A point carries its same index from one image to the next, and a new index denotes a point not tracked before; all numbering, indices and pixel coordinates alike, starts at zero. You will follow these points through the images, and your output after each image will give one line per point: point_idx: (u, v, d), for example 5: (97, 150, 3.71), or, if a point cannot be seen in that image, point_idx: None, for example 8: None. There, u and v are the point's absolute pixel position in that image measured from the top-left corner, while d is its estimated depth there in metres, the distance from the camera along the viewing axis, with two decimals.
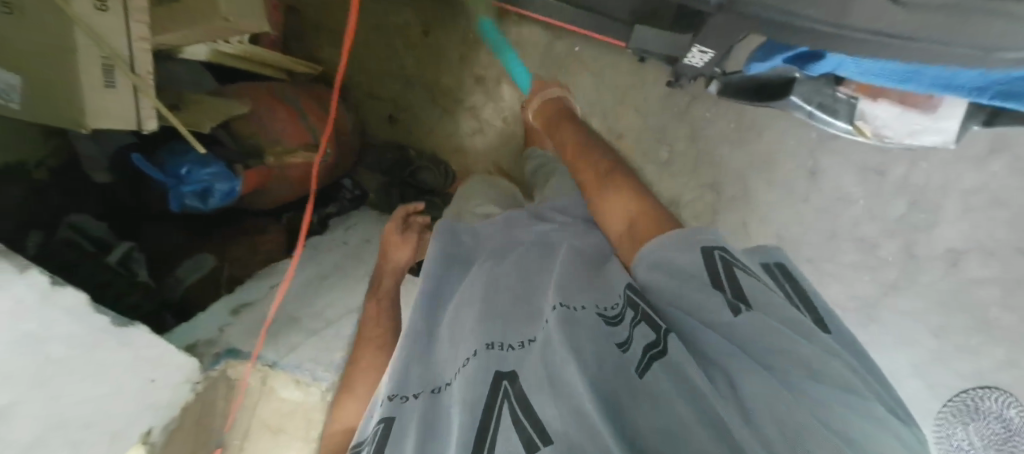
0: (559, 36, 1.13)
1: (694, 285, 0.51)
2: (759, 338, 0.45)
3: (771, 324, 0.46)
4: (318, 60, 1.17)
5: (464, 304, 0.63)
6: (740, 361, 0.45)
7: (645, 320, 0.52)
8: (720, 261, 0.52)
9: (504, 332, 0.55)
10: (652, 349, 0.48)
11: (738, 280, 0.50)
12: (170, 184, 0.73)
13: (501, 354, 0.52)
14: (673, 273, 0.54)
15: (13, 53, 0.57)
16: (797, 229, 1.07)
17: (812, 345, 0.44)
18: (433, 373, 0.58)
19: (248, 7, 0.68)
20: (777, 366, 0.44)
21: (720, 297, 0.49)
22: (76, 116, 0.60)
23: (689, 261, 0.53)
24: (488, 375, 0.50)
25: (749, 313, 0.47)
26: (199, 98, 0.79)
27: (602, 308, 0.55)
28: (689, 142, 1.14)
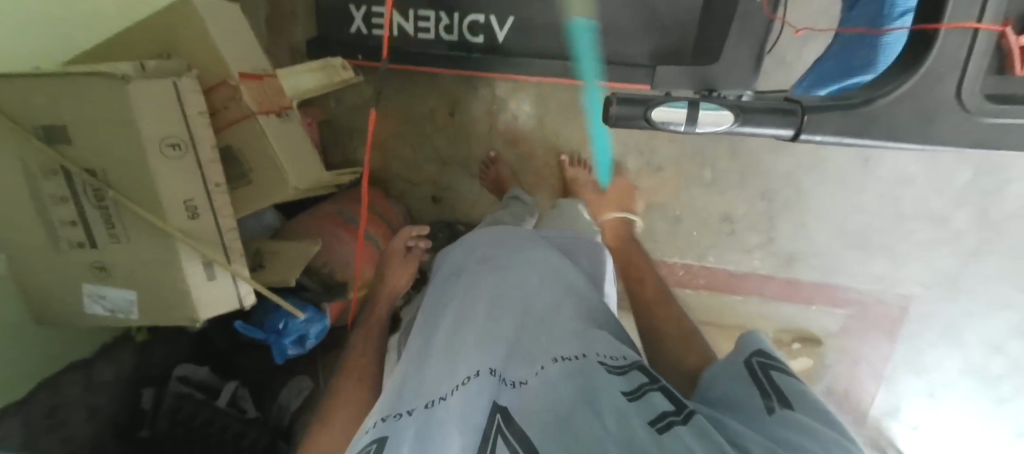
0: (580, 87, 1.12)
1: (735, 394, 0.45)
2: (778, 430, 0.38)
3: (802, 420, 0.39)
4: (356, 161, 1.20)
5: (463, 325, 0.59)
6: (756, 439, 0.37)
7: (662, 390, 0.43)
8: (755, 371, 0.47)
9: (506, 364, 0.52)
10: (671, 414, 0.39)
11: (778, 384, 0.44)
12: (272, 339, 0.80)
13: (499, 386, 0.48)
14: (724, 390, 0.47)
15: (125, 273, 0.63)
16: (857, 220, 1.12)
17: (840, 442, 0.36)
18: (423, 385, 0.53)
19: (309, 165, 0.72)
20: (794, 443, 0.36)
21: (759, 398, 0.43)
22: (186, 312, 0.65)
23: (729, 374, 0.48)
24: (485, 406, 0.45)
25: (787, 411, 0.40)
26: (276, 248, 0.83)
27: (603, 357, 0.49)
28: (731, 159, 1.12)
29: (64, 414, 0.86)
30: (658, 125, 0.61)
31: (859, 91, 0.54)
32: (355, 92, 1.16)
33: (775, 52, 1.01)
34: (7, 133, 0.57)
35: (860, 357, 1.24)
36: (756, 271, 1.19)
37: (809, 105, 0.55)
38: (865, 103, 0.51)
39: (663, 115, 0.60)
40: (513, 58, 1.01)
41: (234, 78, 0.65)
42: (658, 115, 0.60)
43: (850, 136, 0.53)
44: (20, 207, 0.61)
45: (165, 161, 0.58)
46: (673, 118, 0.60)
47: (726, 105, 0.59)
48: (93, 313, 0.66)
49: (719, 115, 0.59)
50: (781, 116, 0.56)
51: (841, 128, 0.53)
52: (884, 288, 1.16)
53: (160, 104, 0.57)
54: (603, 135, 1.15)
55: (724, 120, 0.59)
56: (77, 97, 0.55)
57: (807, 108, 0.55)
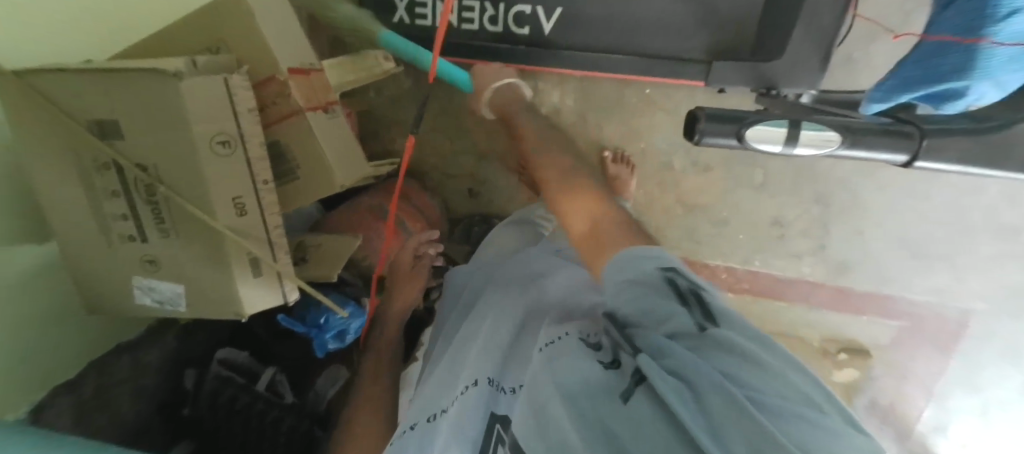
0: (627, 82, 1.07)
1: (658, 306, 0.44)
2: (714, 352, 0.39)
3: (734, 339, 0.39)
4: (393, 152, 1.19)
5: (465, 339, 0.63)
6: (694, 361, 0.39)
7: (628, 345, 0.45)
8: (675, 285, 0.46)
9: (502, 366, 0.55)
10: (632, 378, 0.42)
11: (705, 301, 0.44)
12: (313, 334, 0.80)
13: (495, 394, 0.51)
14: (641, 301, 0.45)
15: (174, 267, 0.63)
16: (920, 230, 1.06)
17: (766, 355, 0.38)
18: (431, 399, 0.57)
19: (354, 163, 0.71)
20: (736, 372, 0.37)
21: (687, 314, 0.43)
22: (233, 308, 0.64)
23: (646, 284, 0.46)
24: (481, 418, 0.49)
25: (717, 329, 0.41)
26: (319, 242, 0.83)
27: (583, 336, 0.52)
28: (785, 161, 1.06)
29: (110, 394, 0.89)
30: (752, 144, 0.56)
31: (998, 111, 0.51)
32: (395, 82, 1.14)
33: (843, 49, 0.95)
34: (62, 125, 0.57)
35: (910, 372, 1.18)
36: (805, 279, 1.13)
37: (927, 129, 0.53)
38: (1008, 127, 0.50)
39: (759, 134, 0.55)
40: (563, 52, 0.97)
41: (282, 74, 0.63)
42: (754, 133, 0.55)
43: (974, 166, 0.52)
44: (74, 199, 0.61)
45: (216, 159, 0.57)
46: (767, 138, 0.55)
47: (834, 125, 0.55)
48: (142, 304, 0.67)
49: (822, 135, 0.55)
50: (892, 138, 0.53)
51: (965, 155, 0.52)
52: (944, 301, 1.10)
53: (212, 101, 0.55)
54: (649, 132, 1.10)
55: (828, 141, 0.55)
56: (131, 93, 0.54)
57: (928, 131, 0.53)
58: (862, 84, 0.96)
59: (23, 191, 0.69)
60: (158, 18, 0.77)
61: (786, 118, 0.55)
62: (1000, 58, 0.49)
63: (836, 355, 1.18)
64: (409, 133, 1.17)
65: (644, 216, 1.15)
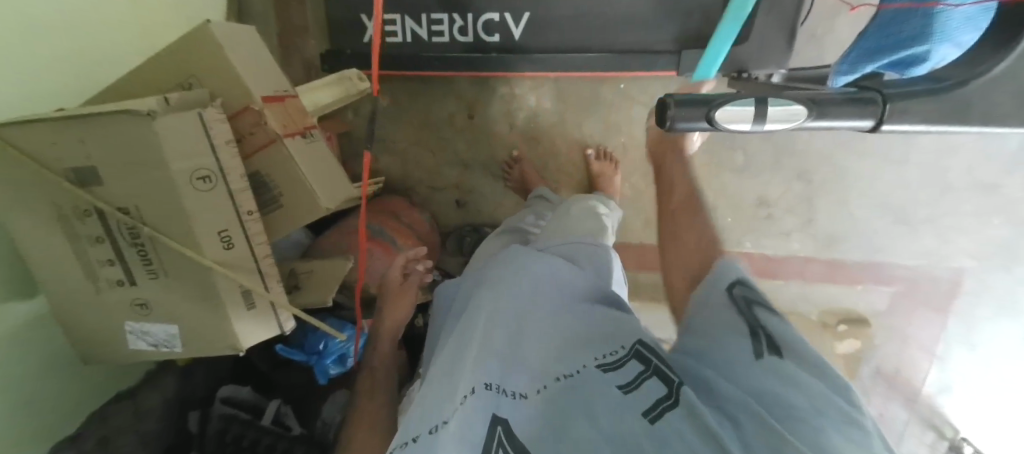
0: (601, 78, 1.08)
1: (721, 332, 0.44)
2: (766, 379, 0.39)
3: (793, 372, 0.39)
4: (377, 170, 1.19)
5: (462, 347, 0.60)
6: (737, 396, 0.39)
7: (656, 373, 0.45)
8: (743, 307, 0.45)
9: (503, 373, 0.52)
10: (663, 400, 0.41)
11: (765, 322, 0.44)
12: (313, 360, 0.79)
13: (497, 399, 0.48)
14: (708, 326, 0.46)
15: (165, 308, 0.63)
16: (902, 195, 1.07)
17: (819, 389, 0.38)
18: (427, 414, 0.54)
19: (338, 185, 0.71)
20: (784, 400, 0.37)
21: (748, 341, 0.43)
22: (229, 341, 0.64)
23: (716, 308, 0.46)
24: (484, 419, 0.46)
25: (775, 358, 0.41)
26: (311, 268, 0.82)
27: (600, 358, 0.50)
28: (764, 140, 1.08)
29: (115, 443, 0.88)
30: (723, 126, 0.53)
31: (953, 70, 0.51)
32: (372, 101, 1.15)
33: (807, 26, 0.96)
34: (39, 176, 0.56)
35: (910, 336, 1.19)
36: (797, 255, 1.15)
37: (889, 93, 0.52)
38: (962, 86, 0.49)
39: (729, 115, 0.52)
40: (534, 55, 0.98)
41: (257, 103, 0.63)
42: (723, 113, 0.52)
43: (943, 124, 0.51)
44: (57, 249, 0.61)
45: (197, 195, 0.57)
46: (737, 117, 0.52)
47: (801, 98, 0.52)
48: (137, 348, 0.66)
49: (790, 109, 0.52)
50: (857, 106, 0.52)
51: (929, 117, 0.51)
52: (934, 263, 1.11)
53: (187, 138, 0.55)
54: (628, 126, 1.11)
55: (797, 114, 0.52)
56: (105, 137, 0.54)
57: (889, 95, 0.52)
58: (830, 58, 0.98)
59: (6, 246, 0.68)
60: (126, 60, 0.77)
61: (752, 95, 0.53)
62: (958, 18, 0.51)
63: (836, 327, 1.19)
64: (391, 150, 1.17)
65: (633, 209, 1.16)
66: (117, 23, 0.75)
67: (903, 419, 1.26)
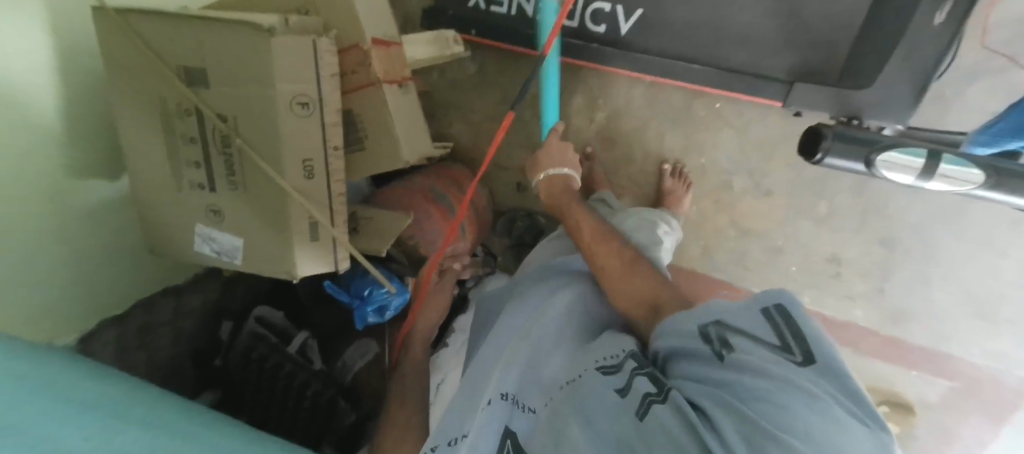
0: (696, 94, 1.04)
1: (690, 351, 0.49)
2: (730, 373, 0.44)
3: (750, 362, 0.43)
4: (448, 135, 1.19)
5: (488, 357, 0.72)
6: (707, 391, 0.44)
7: (647, 374, 0.52)
8: (708, 333, 0.48)
9: (518, 386, 0.61)
10: (653, 397, 0.48)
11: (728, 332, 0.47)
12: (355, 304, 0.78)
13: (512, 409, 0.57)
14: (673, 346, 0.52)
15: (235, 219, 0.64)
16: (990, 288, 1.00)
17: (782, 372, 0.40)
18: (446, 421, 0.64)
19: (420, 139, 0.71)
20: (747, 392, 0.41)
21: (709, 350, 0.47)
22: (286, 265, 0.65)
23: (687, 338, 0.50)
24: (497, 430, 0.56)
25: (733, 355, 0.45)
26: (372, 215, 0.83)
27: (602, 361, 0.58)
28: (853, 196, 1.02)
29: (153, 333, 0.92)
30: (880, 171, 0.63)
31: None
32: (459, 66, 1.14)
33: (935, 86, 0.89)
34: (152, 67, 0.58)
35: (956, 438, 1.11)
36: (856, 322, 1.09)
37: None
38: None
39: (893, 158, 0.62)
40: (634, 54, 0.96)
41: (366, 43, 0.63)
42: (884, 158, 0.62)
43: None
44: (152, 141, 0.63)
45: (294, 120, 0.58)
46: (898, 165, 0.62)
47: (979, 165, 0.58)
48: (201, 252, 0.68)
49: (965, 174, 0.58)
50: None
51: None
52: (1006, 368, 1.03)
53: (299, 62, 0.56)
54: (712, 148, 1.06)
55: (969, 180, 0.58)
56: (222, 44, 0.55)
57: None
58: (950, 125, 0.90)
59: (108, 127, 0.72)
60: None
61: (925, 149, 0.60)
62: None
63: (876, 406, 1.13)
64: (466, 119, 1.17)
65: (694, 233, 1.12)
66: None
67: None
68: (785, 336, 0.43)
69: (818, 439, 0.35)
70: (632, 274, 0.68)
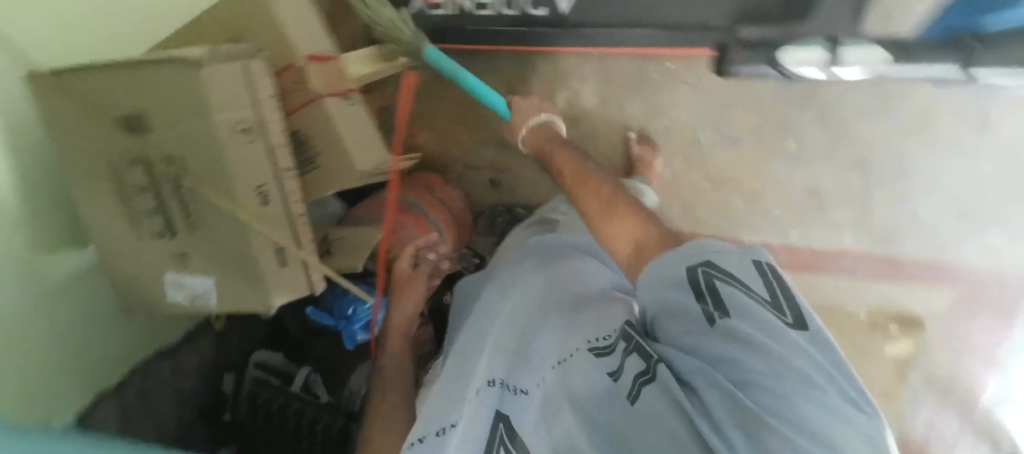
0: (647, 56, 1.04)
1: (675, 298, 0.46)
2: (721, 347, 0.41)
3: (745, 335, 0.40)
4: (413, 146, 1.18)
5: (474, 343, 0.69)
6: (695, 365, 0.43)
7: (637, 350, 0.50)
8: (698, 283, 0.44)
9: (508, 371, 0.59)
10: (641, 376, 0.47)
11: (720, 291, 0.43)
12: (342, 325, 0.79)
13: (501, 395, 0.56)
14: (659, 303, 0.48)
15: (202, 259, 0.64)
16: (971, 190, 1.01)
17: (780, 350, 0.38)
18: (435, 413, 0.62)
19: (375, 148, 0.71)
20: (742, 374, 0.39)
21: (700, 308, 0.44)
22: (262, 296, 0.65)
23: (667, 280, 0.47)
24: (488, 414, 0.54)
25: (726, 320, 0.41)
26: (344, 235, 0.82)
27: (595, 342, 0.57)
28: (820, 127, 1.01)
29: (153, 399, 0.90)
30: None
31: None
32: (410, 77, 1.14)
33: (877, 3, 0.90)
34: (94, 123, 0.58)
35: (968, 341, 1.13)
36: (849, 250, 1.08)
37: None
38: None
39: None
40: (579, 29, 0.96)
41: (302, 62, 0.64)
42: None
43: None
44: (104, 199, 0.62)
45: (240, 147, 0.58)
46: None
47: None
48: (175, 300, 0.67)
49: None
50: None
51: None
52: (1002, 264, 1.06)
53: (232, 89, 0.56)
54: (674, 107, 1.06)
55: None
56: (153, 86, 0.55)
57: None
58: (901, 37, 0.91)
59: (62, 196, 0.71)
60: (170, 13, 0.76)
61: None
62: None
63: (885, 326, 1.14)
64: (428, 127, 1.16)
65: (673, 195, 1.11)
66: None
67: (954, 430, 1.20)
68: (779, 294, 0.42)
69: (814, 432, 0.34)
70: (619, 218, 0.61)
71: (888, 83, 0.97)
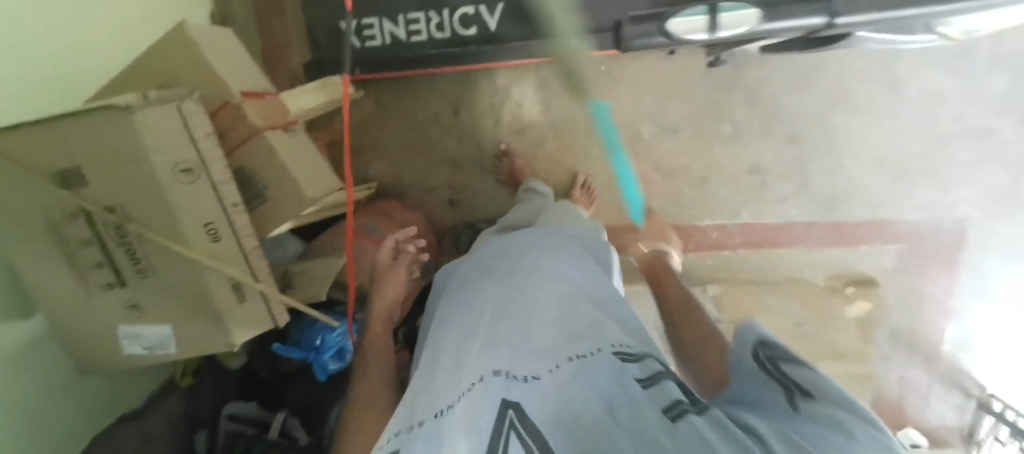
0: (582, 62, 1.09)
1: (756, 387, 0.48)
2: (799, 422, 0.39)
3: (819, 408, 0.40)
4: (368, 177, 1.19)
5: (468, 329, 0.60)
6: (760, 422, 0.40)
7: (679, 385, 0.47)
8: (772, 369, 0.48)
9: (512, 360, 0.50)
10: (686, 405, 0.42)
11: (793, 375, 0.46)
12: (312, 356, 0.78)
13: (507, 383, 0.46)
14: (739, 390, 0.50)
15: (155, 307, 0.63)
16: (896, 150, 1.08)
17: (851, 423, 0.38)
18: (423, 404, 0.50)
19: (322, 174, 0.71)
20: (809, 433, 0.37)
21: (778, 390, 0.45)
22: (222, 334, 0.64)
23: (748, 369, 0.51)
24: (493, 402, 0.43)
25: (802, 396, 0.42)
26: (304, 267, 0.82)
27: (618, 347, 0.52)
28: (749, 109, 1.08)
29: None
30: None
31: None
32: (357, 109, 1.15)
33: None
34: (26, 182, 0.57)
35: (924, 294, 1.19)
36: (797, 221, 1.14)
37: None
38: None
39: None
40: (511, 43, 1.00)
41: (236, 98, 0.65)
42: None
43: None
44: (46, 259, 0.60)
45: (181, 187, 0.58)
46: None
47: None
48: (133, 353, 0.66)
49: None
50: None
51: None
52: (938, 215, 1.13)
53: (168, 130, 0.56)
54: (614, 107, 1.11)
55: None
56: (85, 136, 0.55)
57: None
58: None
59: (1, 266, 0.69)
60: (100, 70, 0.76)
61: None
62: None
63: (844, 289, 1.18)
64: (381, 156, 1.17)
65: (627, 191, 1.15)
66: (96, 34, 0.74)
67: (925, 380, 1.26)
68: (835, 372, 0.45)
69: None
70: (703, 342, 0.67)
71: (803, 61, 1.04)
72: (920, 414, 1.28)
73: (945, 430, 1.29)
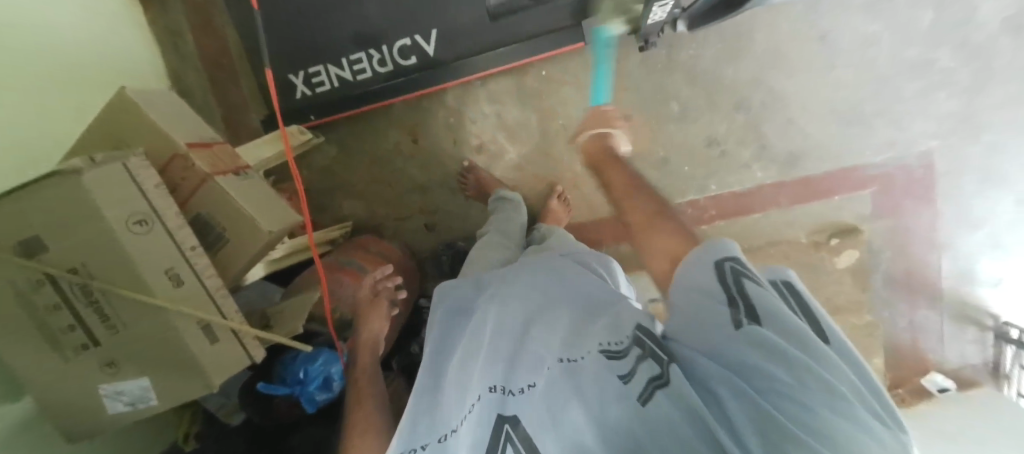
0: (524, 72, 1.13)
1: (707, 304, 0.43)
2: (745, 353, 0.37)
3: (773, 341, 0.37)
4: (343, 217, 1.22)
5: (467, 355, 0.62)
6: (718, 371, 0.39)
7: (651, 356, 0.43)
8: (732, 283, 0.42)
9: (509, 375, 0.53)
10: (654, 380, 0.41)
11: (749, 290, 0.41)
12: (297, 390, 0.80)
13: (501, 398, 0.51)
14: (693, 304, 0.44)
15: (131, 362, 0.65)
16: (843, 97, 1.11)
17: (807, 359, 0.35)
18: (438, 419, 0.57)
19: (276, 208, 0.74)
20: (761, 377, 0.36)
21: (730, 313, 0.41)
22: (199, 376, 0.66)
23: (702, 292, 0.44)
24: (491, 421, 0.49)
25: (754, 326, 0.38)
26: (280, 307, 0.84)
27: (606, 345, 0.48)
28: (693, 85, 1.11)
29: None
30: None
31: None
32: (322, 155, 1.20)
33: None
34: None
35: (909, 232, 1.18)
36: (764, 184, 1.15)
37: None
38: None
39: None
40: (450, 64, 1.04)
41: (182, 148, 0.69)
42: None
43: None
44: (19, 331, 0.62)
45: (138, 239, 0.61)
46: None
47: None
48: (117, 411, 0.67)
49: None
50: None
51: None
52: (902, 152, 1.13)
53: (120, 188, 0.60)
54: (564, 107, 1.14)
55: None
56: (43, 205, 0.58)
57: None
58: None
59: None
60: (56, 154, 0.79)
61: None
62: None
63: (828, 242, 1.17)
64: (351, 195, 1.21)
65: (593, 184, 1.17)
66: (52, 120, 0.78)
67: (936, 319, 1.23)
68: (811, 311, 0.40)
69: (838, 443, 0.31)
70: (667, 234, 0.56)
71: (733, 31, 1.08)
72: (940, 356, 1.25)
73: (969, 368, 1.25)
